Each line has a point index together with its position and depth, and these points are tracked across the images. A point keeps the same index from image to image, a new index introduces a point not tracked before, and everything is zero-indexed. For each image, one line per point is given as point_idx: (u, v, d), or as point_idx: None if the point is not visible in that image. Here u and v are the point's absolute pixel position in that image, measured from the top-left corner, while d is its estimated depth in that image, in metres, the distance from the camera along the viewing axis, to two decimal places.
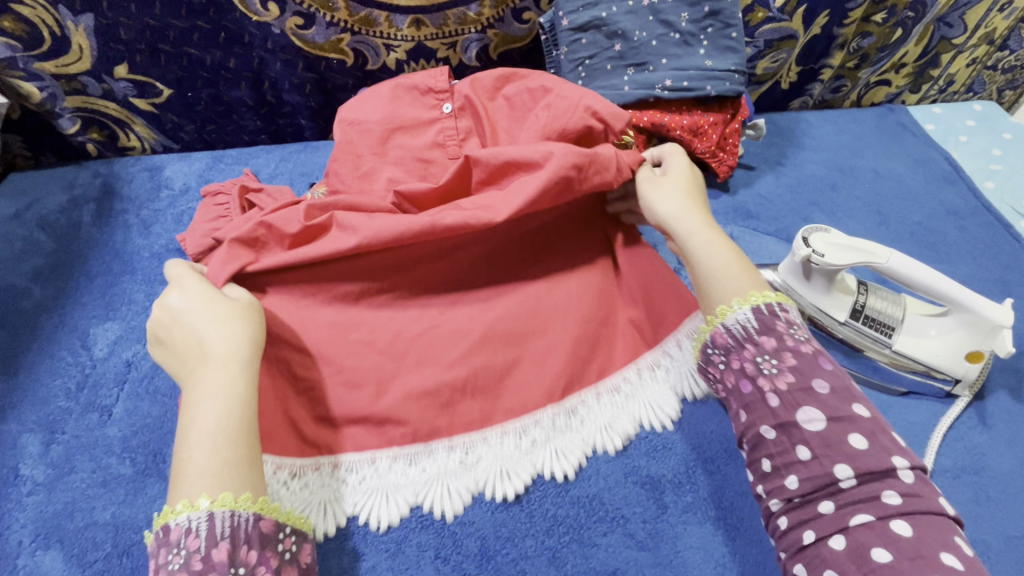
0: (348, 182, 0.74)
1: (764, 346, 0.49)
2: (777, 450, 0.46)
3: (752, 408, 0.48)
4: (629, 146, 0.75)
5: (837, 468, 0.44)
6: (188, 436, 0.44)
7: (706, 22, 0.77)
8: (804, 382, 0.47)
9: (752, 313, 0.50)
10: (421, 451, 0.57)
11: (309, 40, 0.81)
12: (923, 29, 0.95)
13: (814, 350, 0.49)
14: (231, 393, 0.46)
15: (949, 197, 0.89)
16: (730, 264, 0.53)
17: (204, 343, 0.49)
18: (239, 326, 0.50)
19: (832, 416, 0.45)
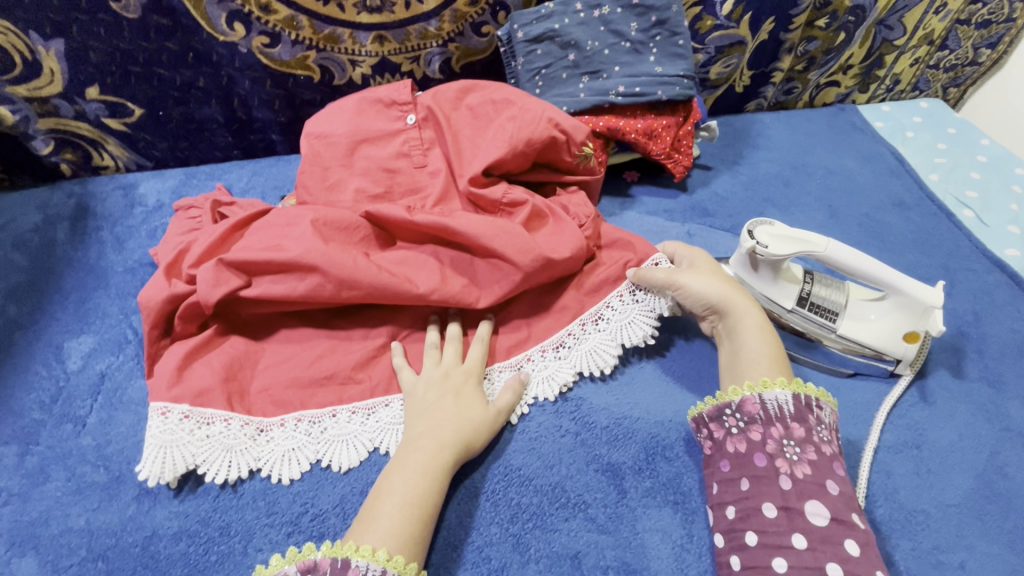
0: (315, 193, 0.76)
1: (792, 433, 0.55)
2: (773, 529, 0.51)
3: (763, 481, 0.54)
4: (589, 158, 0.80)
5: (829, 565, 0.48)
6: (384, 497, 0.54)
7: (654, 31, 0.82)
8: (818, 479, 0.52)
9: (795, 396, 0.56)
10: (378, 404, 0.64)
11: (276, 58, 0.84)
12: (865, 32, 1.00)
13: (832, 454, 0.55)
14: (438, 474, 0.56)
15: (895, 190, 0.94)
16: (771, 353, 0.61)
17: (429, 415, 0.60)
18: (469, 414, 0.60)
19: (836, 516, 0.50)
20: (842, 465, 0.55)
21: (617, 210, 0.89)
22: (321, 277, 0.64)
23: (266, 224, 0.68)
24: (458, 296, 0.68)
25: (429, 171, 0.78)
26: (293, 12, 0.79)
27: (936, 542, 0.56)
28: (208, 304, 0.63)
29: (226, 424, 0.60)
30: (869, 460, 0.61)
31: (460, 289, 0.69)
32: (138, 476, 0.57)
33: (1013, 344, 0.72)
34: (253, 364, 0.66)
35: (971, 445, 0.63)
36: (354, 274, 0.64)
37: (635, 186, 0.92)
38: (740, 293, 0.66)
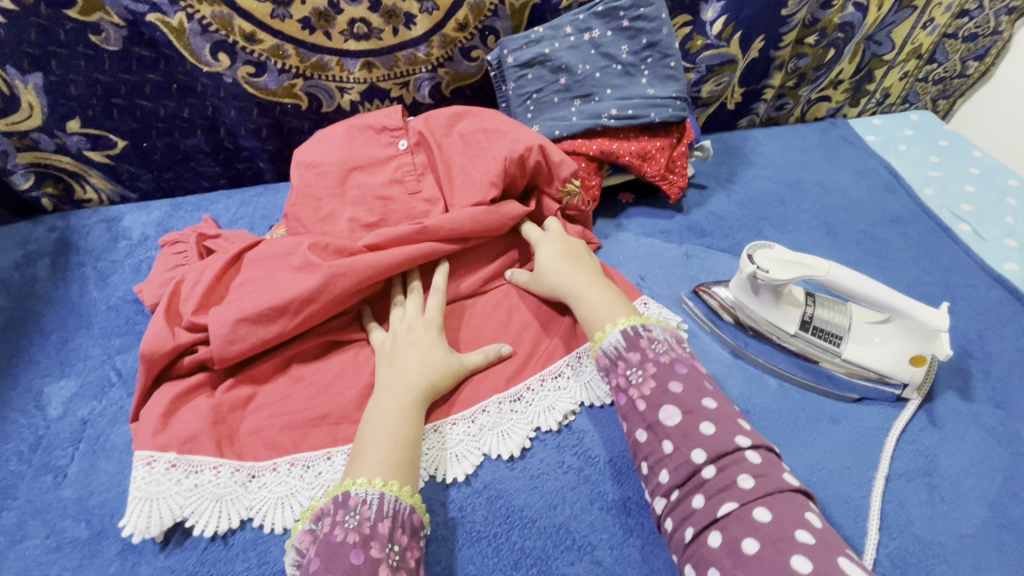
0: (306, 224, 0.74)
1: (631, 360, 0.57)
2: (650, 451, 0.53)
3: (628, 415, 0.56)
4: (574, 194, 0.78)
5: (694, 453, 0.50)
6: (366, 438, 0.56)
7: (646, 53, 0.81)
8: (662, 383, 0.55)
9: (623, 333, 0.59)
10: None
11: (263, 87, 0.82)
12: (854, 48, 1.00)
13: (672, 357, 0.57)
14: (412, 410, 0.59)
15: (891, 205, 0.93)
16: (605, 304, 0.64)
17: (401, 363, 0.63)
18: (432, 357, 0.63)
19: (686, 409, 0.53)
20: (688, 364, 0.57)
21: (613, 232, 0.88)
22: (311, 304, 0.64)
23: (263, 264, 0.68)
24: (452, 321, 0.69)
25: (423, 199, 0.77)
26: (279, 41, 0.78)
27: None
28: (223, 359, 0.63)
29: (215, 472, 0.58)
30: (881, 491, 0.59)
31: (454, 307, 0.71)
32: (122, 530, 0.54)
33: (1019, 362, 0.71)
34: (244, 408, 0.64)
35: (983, 470, 0.61)
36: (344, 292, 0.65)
37: (631, 208, 0.91)
38: (573, 267, 0.70)
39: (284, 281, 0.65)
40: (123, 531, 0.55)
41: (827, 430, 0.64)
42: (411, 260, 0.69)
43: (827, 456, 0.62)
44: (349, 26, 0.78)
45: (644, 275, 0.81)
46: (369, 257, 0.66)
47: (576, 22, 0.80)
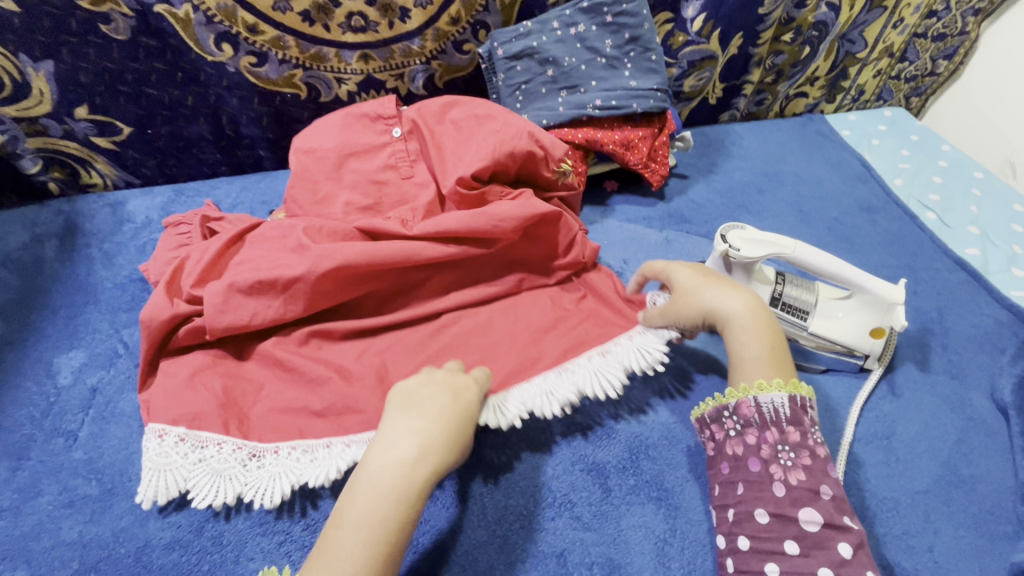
0: (305, 206, 0.78)
1: (788, 437, 0.55)
2: (765, 534, 0.52)
3: (756, 486, 0.54)
4: (568, 174, 0.84)
5: (821, 567, 0.49)
6: (346, 512, 0.48)
7: (628, 47, 0.85)
8: (811, 484, 0.52)
9: (790, 398, 0.56)
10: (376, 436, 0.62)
11: (264, 76, 0.86)
12: (829, 46, 1.05)
13: (826, 458, 0.55)
14: (408, 496, 0.49)
15: (863, 195, 0.98)
16: (769, 355, 0.59)
17: (407, 427, 0.53)
18: (448, 425, 0.54)
19: (828, 521, 0.51)
20: (836, 471, 0.55)
21: (598, 218, 0.92)
22: (304, 284, 0.67)
23: (261, 244, 0.72)
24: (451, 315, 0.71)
25: (416, 182, 0.81)
26: (280, 33, 0.82)
27: (906, 528, 0.59)
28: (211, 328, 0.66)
29: (218, 448, 0.60)
30: (843, 452, 0.64)
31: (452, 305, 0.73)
32: (136, 496, 0.57)
33: (975, 338, 0.76)
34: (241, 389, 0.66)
35: (937, 434, 0.66)
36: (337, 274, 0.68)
37: (616, 195, 0.95)
38: (738, 293, 0.64)
39: (279, 263, 0.68)
40: (135, 494, 0.58)
41: None
42: (410, 252, 0.71)
43: None
44: (346, 19, 0.82)
45: (626, 259, 0.86)
46: (366, 245, 0.69)
47: (563, 16, 0.84)
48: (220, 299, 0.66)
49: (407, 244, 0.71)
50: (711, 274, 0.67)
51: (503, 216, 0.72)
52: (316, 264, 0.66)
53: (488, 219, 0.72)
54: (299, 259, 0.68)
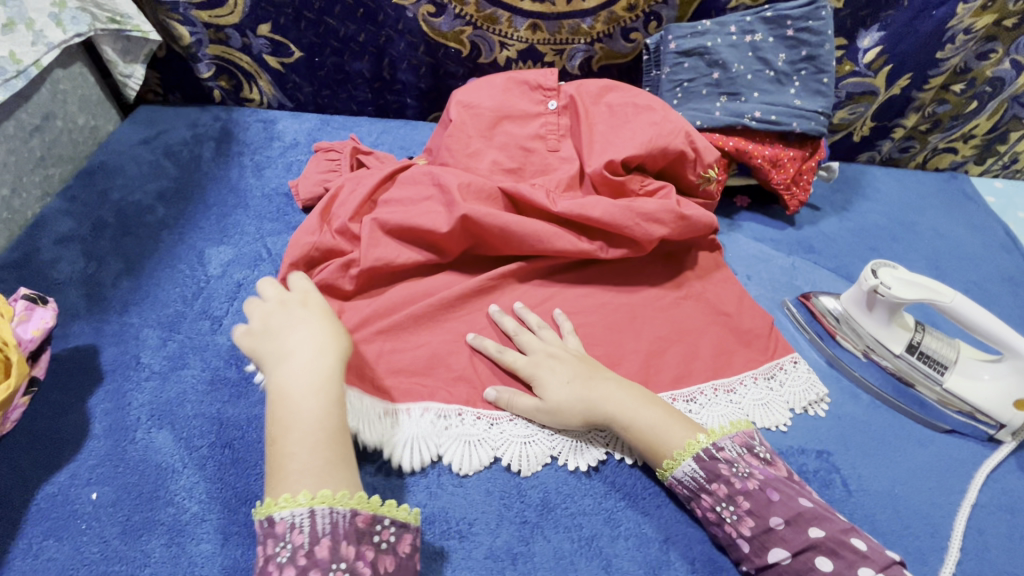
0: (455, 156, 0.80)
1: (719, 494, 0.56)
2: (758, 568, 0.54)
3: (733, 550, 0.55)
4: (711, 182, 0.83)
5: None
6: (292, 431, 0.50)
7: (801, 65, 0.83)
8: (767, 510, 0.54)
9: (696, 459, 0.56)
10: (505, 415, 0.63)
11: (436, 28, 0.89)
12: (997, 105, 1.00)
13: (761, 482, 0.55)
14: (326, 388, 0.53)
15: (1004, 264, 0.93)
16: (661, 423, 0.59)
17: (294, 332, 0.56)
18: (338, 337, 0.57)
19: (794, 550, 0.52)
20: (781, 487, 0.55)
21: (725, 229, 0.91)
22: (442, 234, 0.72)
23: (413, 186, 0.76)
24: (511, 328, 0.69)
25: (561, 156, 0.83)
26: None
27: None
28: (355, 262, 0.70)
29: (357, 397, 0.60)
30: (964, 515, 0.61)
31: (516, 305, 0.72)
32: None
33: None
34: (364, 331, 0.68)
35: None
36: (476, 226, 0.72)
37: (745, 212, 0.94)
38: (602, 387, 0.61)
39: (428, 212, 0.73)
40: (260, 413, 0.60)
41: (914, 451, 0.67)
42: (544, 232, 0.73)
43: (912, 474, 0.65)
44: None
45: (749, 276, 0.85)
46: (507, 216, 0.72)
47: (742, 22, 0.83)
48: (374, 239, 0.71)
49: (544, 228, 0.73)
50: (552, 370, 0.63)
51: (648, 214, 0.74)
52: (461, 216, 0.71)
53: (633, 216, 0.73)
54: (446, 212, 0.72)
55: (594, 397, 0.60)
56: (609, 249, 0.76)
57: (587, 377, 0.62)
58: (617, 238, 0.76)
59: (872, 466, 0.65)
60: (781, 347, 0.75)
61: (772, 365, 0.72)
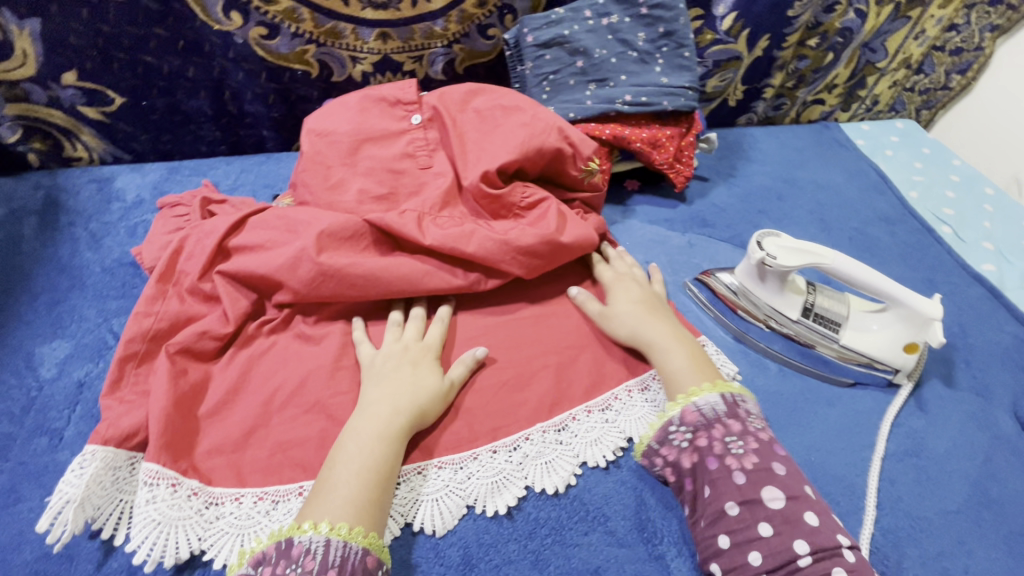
0: (315, 192, 0.72)
1: (732, 429, 0.57)
2: (738, 526, 0.52)
3: (719, 483, 0.54)
4: (594, 174, 0.80)
5: (797, 542, 0.50)
6: (345, 465, 0.53)
7: (662, 42, 0.82)
8: (764, 460, 0.54)
9: (722, 398, 0.59)
10: (410, 472, 0.57)
11: (274, 50, 0.80)
12: (850, 54, 1.05)
13: (770, 438, 0.57)
14: (392, 439, 0.56)
15: (880, 205, 0.97)
16: (691, 364, 0.63)
17: (391, 385, 0.59)
18: (433, 387, 0.60)
19: (790, 494, 0.52)
20: (781, 446, 0.57)
21: (619, 217, 0.90)
22: (295, 285, 0.66)
23: (266, 232, 0.69)
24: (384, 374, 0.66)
25: (435, 172, 0.77)
26: (294, 4, 0.76)
27: (940, 549, 0.57)
28: (205, 332, 0.64)
29: (237, 503, 0.55)
30: (875, 470, 0.62)
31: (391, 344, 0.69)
32: (133, 558, 0.50)
33: (998, 354, 0.75)
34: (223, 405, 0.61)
35: (965, 452, 0.65)
36: (333, 272, 0.66)
37: (636, 195, 0.93)
38: (657, 319, 0.68)
39: (278, 262, 0.66)
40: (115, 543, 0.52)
41: (822, 413, 0.67)
42: (411, 265, 0.69)
43: (823, 437, 0.65)
44: None
45: (649, 262, 0.84)
46: (367, 259, 0.68)
47: (596, 6, 0.81)
48: (228, 297, 0.66)
49: (414, 265, 0.69)
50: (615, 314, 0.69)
51: (521, 239, 0.70)
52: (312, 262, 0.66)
53: (507, 251, 0.69)
54: (297, 258, 0.66)
55: (646, 328, 0.67)
56: (488, 281, 0.71)
57: (658, 313, 0.69)
58: (497, 272, 0.72)
59: (787, 437, 0.65)
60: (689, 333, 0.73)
61: None
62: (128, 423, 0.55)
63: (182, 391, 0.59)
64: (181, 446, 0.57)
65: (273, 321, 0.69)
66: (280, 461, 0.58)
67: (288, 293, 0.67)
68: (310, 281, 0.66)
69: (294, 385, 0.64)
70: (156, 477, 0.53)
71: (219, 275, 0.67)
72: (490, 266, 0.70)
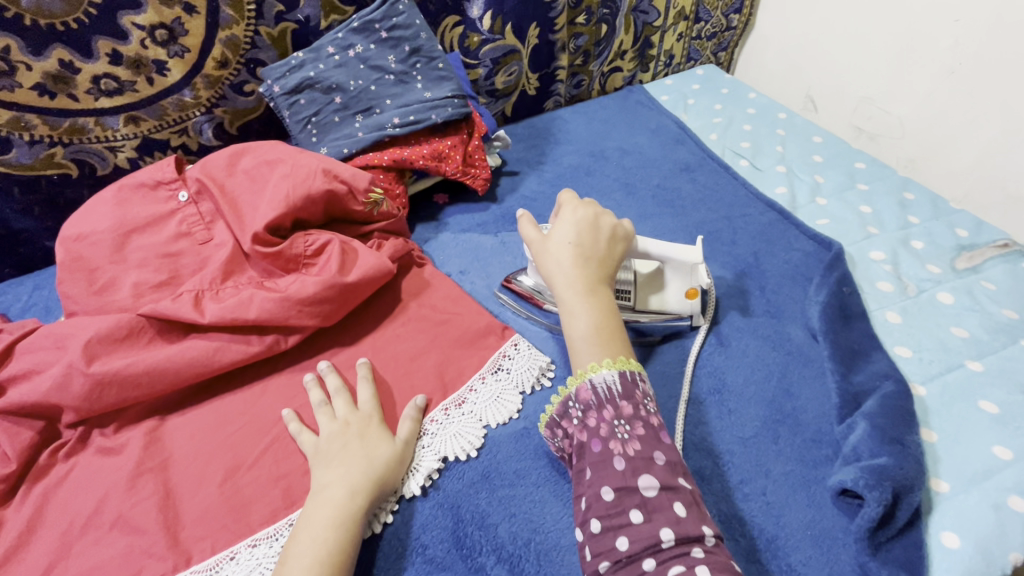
0: (85, 299, 0.70)
1: (622, 412, 0.53)
2: (612, 512, 0.49)
3: (601, 466, 0.51)
4: (381, 203, 0.81)
5: (663, 531, 0.47)
6: (303, 557, 0.52)
7: (413, 60, 0.84)
8: (646, 448, 0.51)
9: (620, 375, 0.55)
10: (222, 558, 0.57)
11: (15, 163, 0.76)
12: (625, 20, 1.09)
13: (659, 422, 0.54)
14: (350, 519, 0.55)
15: (682, 156, 1.02)
16: (595, 333, 0.58)
17: (336, 465, 0.59)
18: (390, 454, 0.61)
19: (663, 481, 0.49)
20: (668, 434, 0.54)
21: (432, 234, 0.90)
22: (72, 403, 0.63)
23: (35, 356, 0.65)
24: (195, 466, 0.64)
25: (216, 244, 0.75)
26: (16, 112, 0.72)
27: (740, 477, 0.59)
28: None
29: None
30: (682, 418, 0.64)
31: (196, 432, 0.67)
32: None
33: (789, 272, 0.80)
34: (16, 548, 0.58)
35: (762, 375, 0.68)
36: (111, 377, 0.64)
37: (448, 207, 0.94)
38: (581, 264, 0.61)
39: (47, 385, 0.63)
40: None
41: None
42: (200, 346, 0.68)
43: None
44: (94, 83, 0.74)
45: (463, 271, 0.85)
46: (150, 353, 0.66)
47: (337, 41, 0.81)
48: (5, 435, 0.63)
49: (203, 345, 0.68)
50: (594, 243, 0.63)
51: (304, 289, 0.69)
52: (83, 375, 0.63)
53: (290, 306, 0.68)
54: (65, 375, 0.63)
55: (557, 270, 0.62)
56: (286, 339, 0.70)
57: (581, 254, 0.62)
58: (293, 328, 0.71)
59: None
60: (500, 335, 0.75)
61: (496, 357, 0.72)
62: None
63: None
64: None
65: (68, 444, 0.65)
66: None
67: (73, 412, 0.65)
68: (86, 395, 0.63)
69: (92, 507, 0.61)
70: None
71: None
72: (281, 325, 0.69)
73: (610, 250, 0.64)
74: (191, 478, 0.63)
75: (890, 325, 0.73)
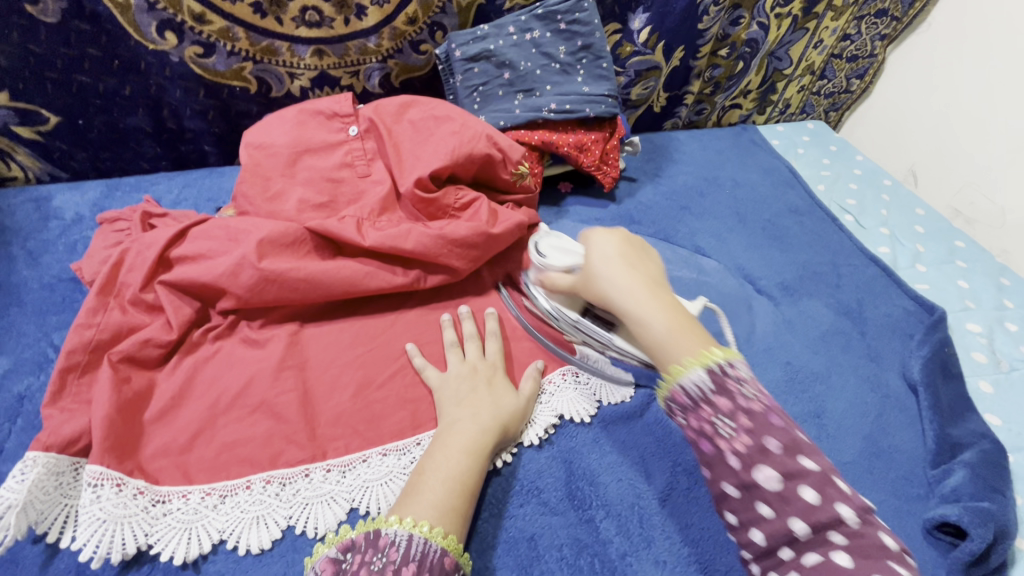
0: (256, 203, 0.75)
1: (721, 408, 0.53)
2: (740, 507, 0.53)
3: (716, 466, 0.54)
4: (525, 176, 0.86)
5: (795, 522, 0.49)
6: (435, 473, 0.55)
7: (581, 54, 0.90)
8: (757, 440, 0.51)
9: (708, 371, 0.54)
10: (356, 460, 0.63)
11: (210, 68, 0.83)
12: (759, 62, 1.15)
13: (764, 406, 0.53)
14: (480, 452, 0.58)
15: (791, 199, 1.07)
16: (673, 330, 0.58)
17: (467, 404, 0.62)
18: (515, 404, 0.64)
19: (784, 472, 0.50)
20: (779, 413, 0.53)
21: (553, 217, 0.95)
22: (236, 290, 0.69)
23: (207, 242, 0.71)
24: (328, 375, 0.69)
25: (373, 180, 0.80)
26: (228, 23, 0.79)
27: None
28: (147, 340, 0.65)
29: (185, 499, 0.57)
30: None
31: (330, 343, 0.72)
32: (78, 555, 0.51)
33: (890, 325, 0.84)
34: (168, 408, 0.63)
35: (860, 410, 0.72)
36: (275, 276, 0.69)
37: (570, 196, 0.99)
38: (627, 275, 0.64)
39: (218, 270, 0.68)
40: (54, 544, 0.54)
41: None
42: (352, 267, 0.73)
43: None
44: (300, 14, 0.81)
45: None
46: (308, 263, 0.71)
47: (519, 22, 0.87)
48: (169, 306, 0.68)
49: (354, 267, 0.73)
50: (634, 260, 0.67)
51: (456, 238, 0.74)
52: (253, 268, 0.68)
53: (443, 244, 0.74)
54: (237, 265, 0.68)
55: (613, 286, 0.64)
56: (427, 278, 0.76)
57: (632, 267, 0.65)
58: (435, 268, 0.76)
59: None
60: None
61: None
62: (69, 430, 0.57)
63: (125, 399, 0.61)
64: (123, 450, 0.58)
65: (218, 329, 0.70)
66: (226, 459, 0.60)
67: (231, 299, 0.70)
68: (251, 287, 0.69)
69: (238, 388, 0.65)
70: (100, 478, 0.55)
71: (160, 285, 0.69)
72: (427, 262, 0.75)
73: (653, 270, 0.67)
74: (324, 385, 0.68)
75: (982, 393, 0.77)
